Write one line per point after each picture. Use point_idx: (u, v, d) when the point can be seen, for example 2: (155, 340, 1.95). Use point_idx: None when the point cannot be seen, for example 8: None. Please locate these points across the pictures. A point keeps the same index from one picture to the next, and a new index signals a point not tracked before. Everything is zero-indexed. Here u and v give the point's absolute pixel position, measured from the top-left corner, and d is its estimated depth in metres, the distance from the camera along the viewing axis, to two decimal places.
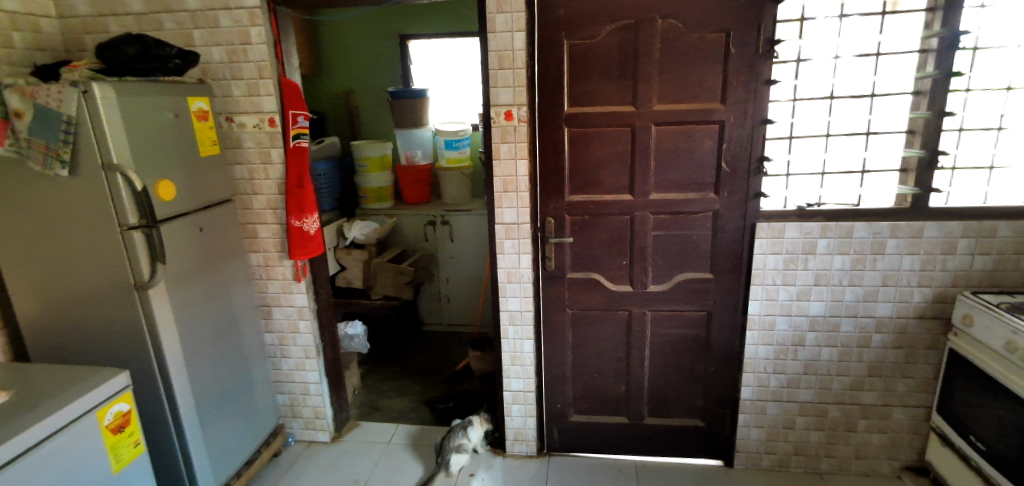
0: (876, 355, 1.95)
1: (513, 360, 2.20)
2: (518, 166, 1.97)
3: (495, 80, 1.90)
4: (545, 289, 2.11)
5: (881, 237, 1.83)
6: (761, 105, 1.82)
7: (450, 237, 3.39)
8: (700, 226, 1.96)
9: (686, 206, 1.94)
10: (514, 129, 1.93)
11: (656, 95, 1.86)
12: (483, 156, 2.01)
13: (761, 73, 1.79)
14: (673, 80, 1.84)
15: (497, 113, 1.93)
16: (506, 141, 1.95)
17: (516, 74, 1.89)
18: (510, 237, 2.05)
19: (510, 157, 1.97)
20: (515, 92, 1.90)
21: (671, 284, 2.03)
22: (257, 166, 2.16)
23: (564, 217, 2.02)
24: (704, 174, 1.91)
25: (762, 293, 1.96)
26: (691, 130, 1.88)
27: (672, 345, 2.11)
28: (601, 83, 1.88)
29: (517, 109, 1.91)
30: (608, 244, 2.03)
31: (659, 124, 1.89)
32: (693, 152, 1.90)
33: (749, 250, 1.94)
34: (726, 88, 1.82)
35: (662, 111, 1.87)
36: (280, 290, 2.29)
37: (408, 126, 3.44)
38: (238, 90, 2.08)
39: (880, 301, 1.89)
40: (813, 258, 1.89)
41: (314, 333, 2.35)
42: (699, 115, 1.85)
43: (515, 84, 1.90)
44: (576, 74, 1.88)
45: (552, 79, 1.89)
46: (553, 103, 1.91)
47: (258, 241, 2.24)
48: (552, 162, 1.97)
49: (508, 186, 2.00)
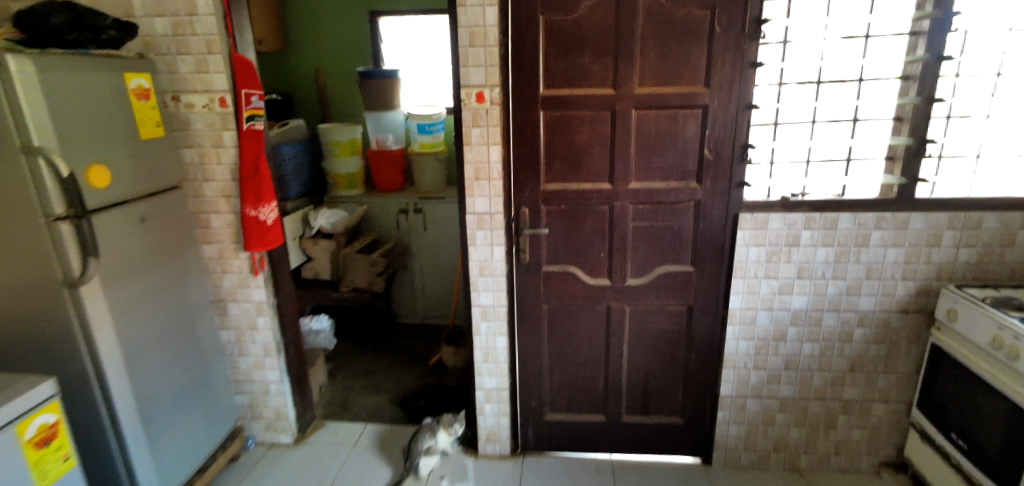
0: (858, 350, 1.90)
1: (486, 358, 2.10)
2: (490, 153, 1.85)
3: (466, 59, 1.77)
4: (519, 282, 2.01)
5: (866, 228, 1.77)
6: (747, 90, 1.72)
7: (424, 225, 3.26)
8: (682, 217, 1.87)
9: (669, 196, 1.85)
10: (486, 112, 1.81)
11: (636, 78, 1.76)
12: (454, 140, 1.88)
13: (747, 55, 1.69)
14: (656, 62, 1.74)
15: (468, 95, 1.80)
16: (478, 125, 1.82)
17: (488, 53, 1.75)
18: (482, 227, 1.93)
19: (482, 143, 1.84)
20: (488, 71, 1.77)
21: (650, 278, 1.95)
22: (209, 150, 1.99)
23: (540, 206, 1.91)
24: (686, 162, 1.81)
25: (744, 286, 1.88)
26: (672, 116, 1.78)
27: (652, 341, 2.03)
28: (579, 64, 1.76)
29: (489, 91, 1.78)
30: (586, 234, 1.93)
31: (639, 109, 1.78)
32: (674, 138, 1.80)
33: (732, 242, 1.86)
34: (711, 71, 1.72)
35: (642, 95, 1.76)
36: (236, 285, 2.15)
37: (380, 108, 3.27)
38: (184, 66, 1.90)
39: (864, 294, 1.83)
40: (796, 250, 1.82)
41: (274, 330, 2.23)
42: (682, 100, 1.75)
43: (487, 64, 1.77)
44: (554, 54, 1.76)
45: (527, 59, 1.77)
46: (527, 85, 1.79)
47: (212, 231, 2.08)
48: (528, 148, 1.85)
49: (479, 174, 1.88)
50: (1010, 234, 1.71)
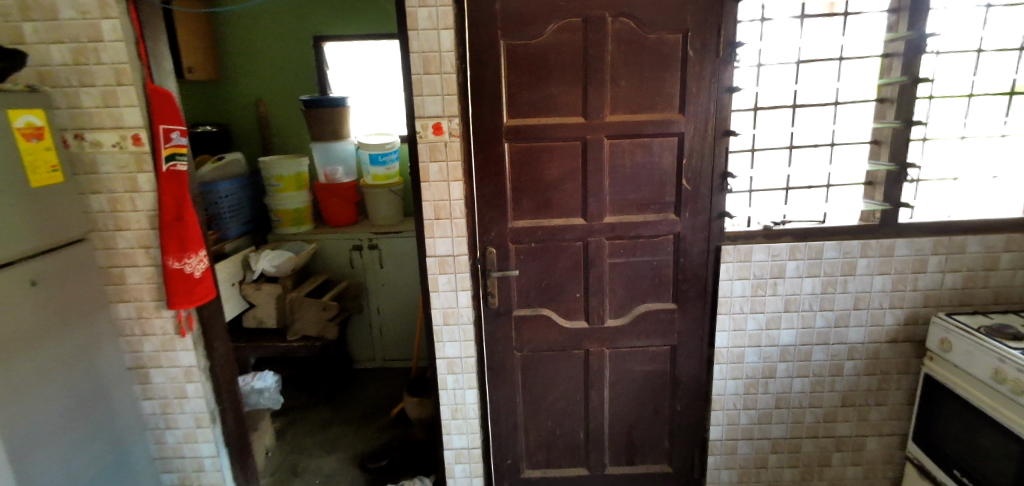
0: (849, 383, 1.80)
1: (455, 413, 1.87)
2: (451, 190, 1.66)
3: (420, 87, 1.58)
4: (488, 329, 1.82)
5: (852, 257, 1.68)
6: (724, 115, 1.61)
7: (380, 262, 3.02)
8: (661, 251, 1.74)
9: (647, 229, 1.71)
10: (445, 145, 1.62)
11: (607, 106, 1.62)
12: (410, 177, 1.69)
13: (723, 79, 1.59)
14: (628, 88, 1.61)
15: (424, 126, 1.61)
16: (437, 160, 1.63)
17: (446, 81, 1.58)
18: (444, 271, 1.73)
19: (441, 179, 1.65)
20: (445, 101, 1.59)
21: (631, 317, 1.79)
22: (121, 195, 1.70)
23: (508, 246, 1.73)
24: (664, 192, 1.68)
25: (730, 323, 1.76)
26: (647, 144, 1.65)
27: (634, 385, 1.86)
28: (546, 91, 1.61)
29: (447, 122, 1.60)
30: (559, 274, 1.76)
31: (612, 138, 1.65)
32: (650, 168, 1.67)
33: (714, 276, 1.74)
34: (687, 96, 1.60)
35: (615, 124, 1.63)
36: (159, 348, 1.84)
37: (328, 139, 3.04)
38: (89, 99, 1.62)
39: (852, 325, 1.74)
40: (782, 282, 1.71)
41: (207, 397, 1.92)
42: (657, 128, 1.63)
43: (445, 93, 1.59)
44: (517, 80, 1.61)
45: (488, 86, 1.61)
46: (490, 115, 1.63)
47: (127, 288, 1.79)
48: (493, 182, 1.68)
49: (439, 213, 1.68)
50: (993, 257, 1.67)
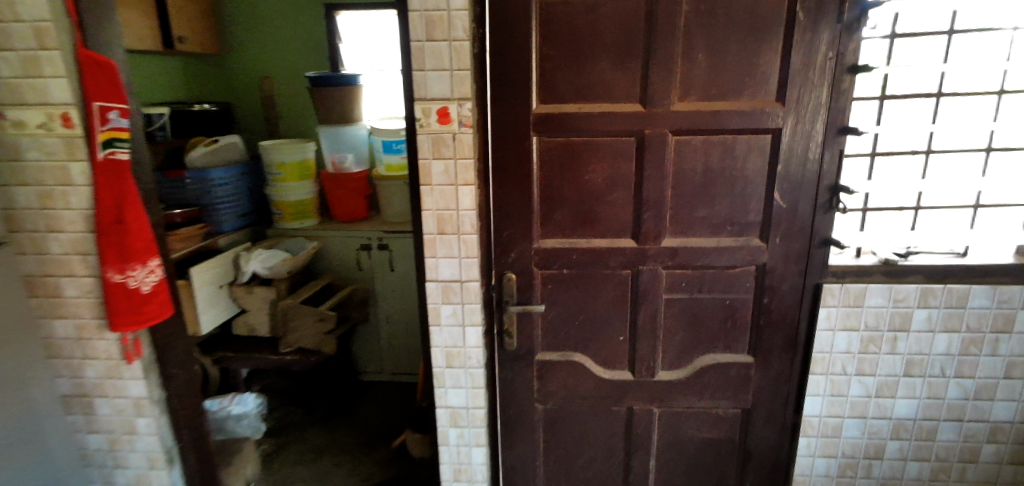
0: (985, 474, 1.33)
1: (457, 475, 1.48)
2: (459, 197, 1.26)
3: (421, 59, 1.18)
4: (502, 375, 1.42)
5: (1010, 307, 1.21)
6: (842, 105, 1.16)
7: (391, 264, 2.63)
8: (737, 287, 1.30)
9: (719, 257, 1.28)
10: (452, 137, 1.22)
11: (675, 88, 1.19)
12: (410, 178, 1.30)
13: (845, 54, 1.13)
14: (707, 64, 1.17)
15: (426, 111, 1.21)
16: (441, 157, 1.24)
17: (455, 51, 1.17)
18: (448, 301, 1.34)
19: (447, 183, 1.25)
20: (455, 78, 1.19)
21: (691, 371, 1.37)
22: (50, 188, 1.37)
23: (533, 271, 1.33)
24: (747, 209, 1.25)
25: (826, 386, 1.32)
26: (726, 142, 1.21)
27: (691, 453, 1.44)
28: (593, 69, 1.19)
29: (456, 107, 1.20)
30: (598, 310, 1.35)
31: (677, 134, 1.22)
32: (727, 175, 1.23)
33: (809, 323, 1.30)
34: (788, 77, 1.15)
35: (684, 114, 1.19)
36: (102, 375, 1.52)
37: (337, 122, 2.61)
38: (4, 67, 1.30)
39: (998, 400, 1.27)
40: (905, 338, 1.26)
41: (163, 434, 1.59)
42: (742, 121, 1.19)
43: (453, 67, 1.18)
44: (553, 54, 1.19)
45: (513, 60, 1.19)
46: (514, 99, 1.21)
47: (63, 303, 1.46)
48: (516, 190, 1.27)
49: (443, 226, 1.29)
50: None
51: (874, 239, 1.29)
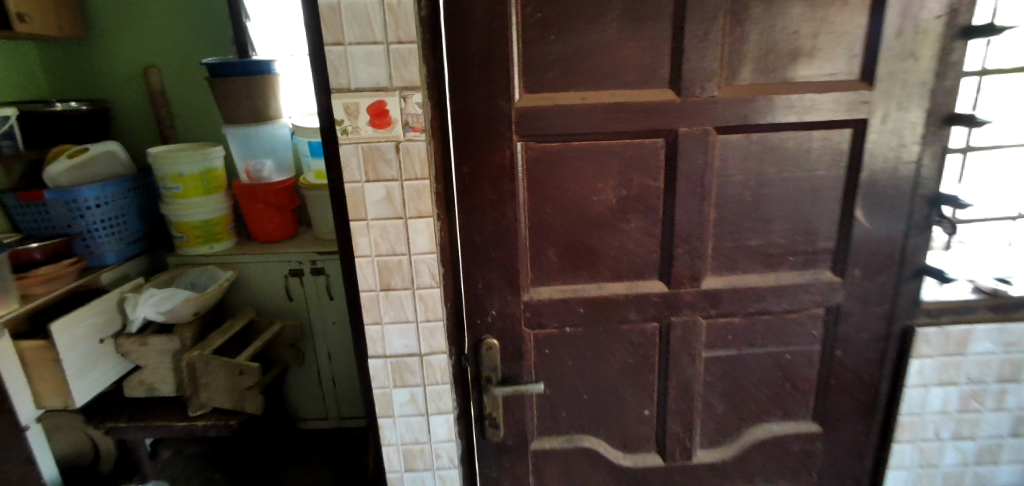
0: None
1: None
2: (411, 235, 0.85)
3: (338, 27, 0.75)
4: (486, 475, 1.02)
5: None
6: (949, 86, 0.81)
7: (329, 292, 2.13)
8: (799, 337, 0.96)
9: (778, 301, 0.93)
10: (395, 148, 0.80)
11: (720, 66, 0.80)
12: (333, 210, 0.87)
13: (961, 11, 0.78)
14: (767, 29, 0.79)
15: (352, 109, 0.79)
16: (378, 178, 0.82)
17: (390, 13, 0.75)
18: (403, 383, 0.93)
19: (390, 216, 0.84)
20: (392, 58, 0.77)
21: (739, 448, 1.02)
22: None
23: (523, 332, 0.93)
24: (816, 234, 0.90)
25: (915, 456, 1.03)
26: (792, 144, 0.85)
27: None
28: (600, 40, 0.80)
29: (397, 101, 0.78)
30: (616, 380, 0.98)
31: (721, 133, 0.84)
32: (791, 189, 0.87)
33: (894, 379, 0.99)
34: (880, 44, 0.79)
35: (734, 104, 0.81)
36: None
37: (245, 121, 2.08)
38: None
39: None
40: (1014, 393, 0.99)
41: None
42: (814, 112, 0.83)
43: (390, 40, 0.76)
44: (541, 17, 0.78)
45: (480, 26, 0.77)
46: (484, 87, 0.80)
47: None
48: (494, 222, 0.86)
49: (388, 280, 0.87)
50: None
51: (975, 267, 0.99)
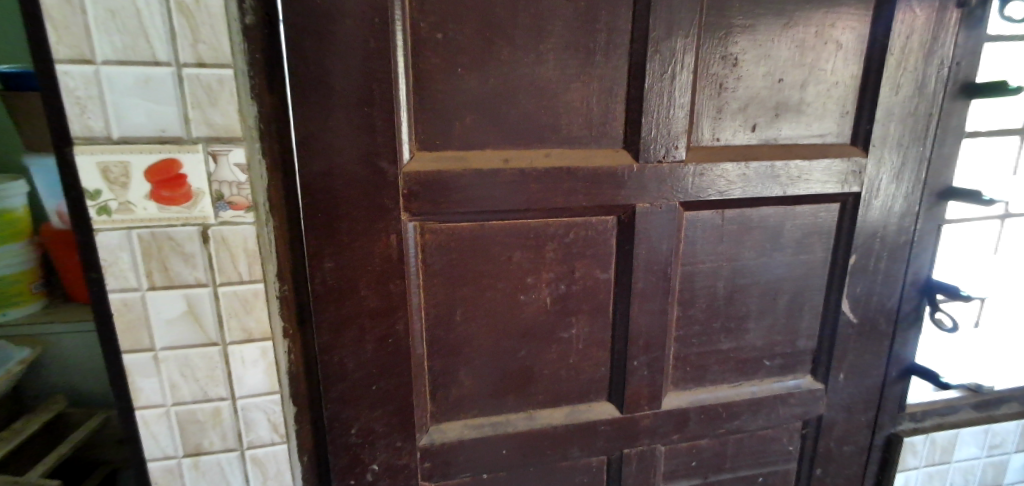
0: None
1: None
2: (233, 372, 0.54)
3: (83, 33, 0.43)
4: None
5: None
6: (946, 154, 0.68)
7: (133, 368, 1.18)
8: (776, 456, 0.76)
9: (756, 415, 0.72)
10: (201, 236, 0.49)
11: (690, 121, 0.59)
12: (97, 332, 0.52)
13: (959, 71, 0.65)
14: (750, 73, 0.60)
15: (117, 174, 0.46)
16: (171, 283, 0.50)
17: (181, 15, 0.44)
18: None
19: (198, 342, 0.52)
20: (189, 88, 0.45)
21: None
22: None
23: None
24: (798, 332, 0.71)
25: None
26: (774, 221, 0.65)
27: None
28: (533, 76, 0.55)
29: (200, 160, 0.47)
30: None
31: (688, 208, 0.62)
32: (771, 277, 0.67)
33: None
34: (876, 102, 0.63)
35: (705, 173, 0.60)
36: None
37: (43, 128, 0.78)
38: None
39: None
40: None
41: None
42: (801, 183, 0.64)
43: (181, 60, 0.45)
44: (445, 37, 0.52)
45: (347, 49, 0.49)
46: (354, 142, 0.51)
47: None
48: (376, 340, 0.58)
49: (195, 441, 0.55)
50: None
51: None
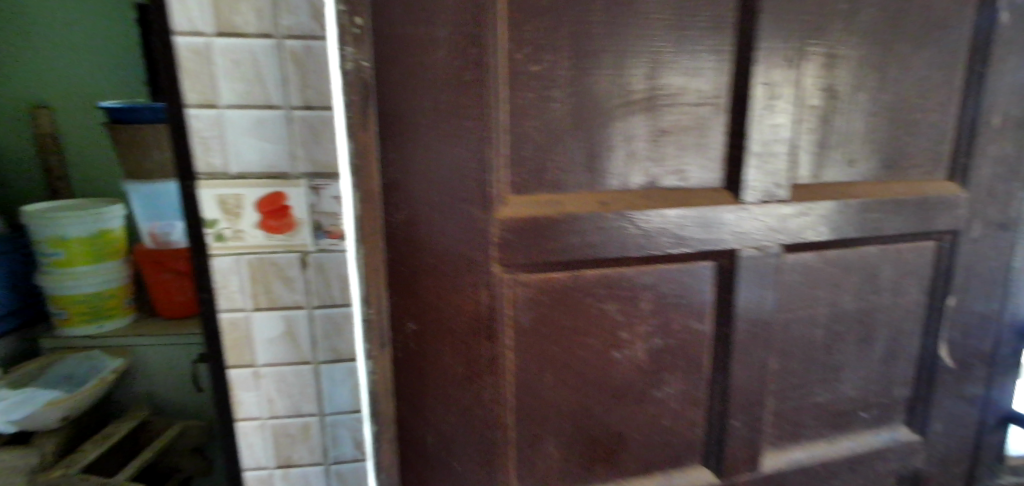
0: None
1: None
2: (323, 390, 0.58)
3: (209, 81, 0.48)
4: None
5: None
6: None
7: None
8: None
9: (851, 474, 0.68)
10: (300, 264, 0.54)
11: (796, 158, 0.57)
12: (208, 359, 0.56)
13: None
14: (853, 110, 0.58)
15: (230, 206, 0.51)
16: (273, 305, 0.55)
17: (294, 63, 0.48)
18: None
19: (293, 360, 0.57)
20: (295, 127, 0.50)
21: None
22: None
23: None
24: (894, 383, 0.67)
25: None
26: (874, 259, 0.63)
27: None
28: (627, 115, 0.53)
29: (301, 194, 0.51)
30: None
31: (790, 250, 0.60)
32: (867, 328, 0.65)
33: None
34: (974, 140, 0.62)
35: (808, 212, 0.59)
36: None
37: None
38: None
39: None
40: None
41: None
42: (898, 218, 0.62)
43: (291, 103, 0.49)
44: (543, 76, 0.50)
45: (439, 97, 0.49)
46: (448, 191, 0.51)
47: None
48: (459, 400, 0.57)
49: (287, 453, 0.60)
50: None
51: None
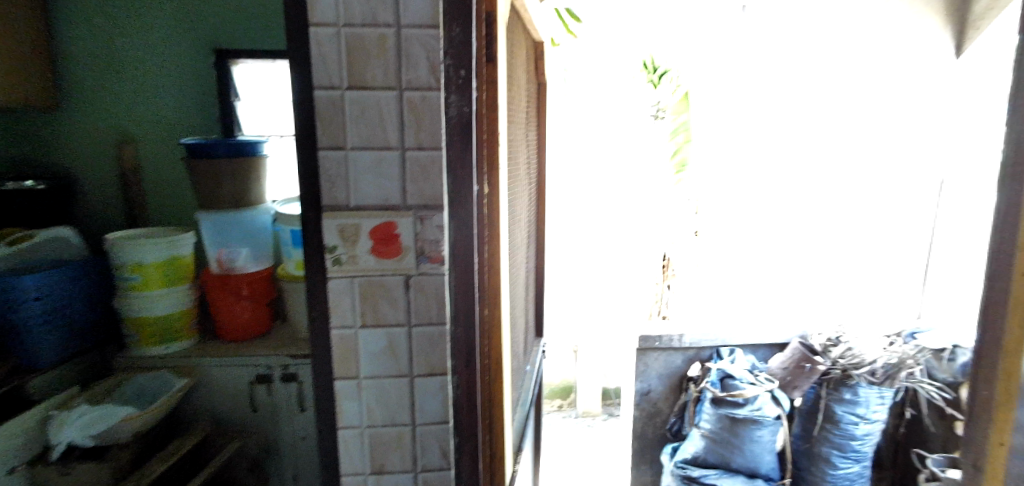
0: None
1: None
2: (417, 400, 0.63)
3: (340, 127, 0.56)
4: None
5: None
6: None
7: None
8: None
9: None
10: (406, 287, 0.60)
11: None
12: (322, 368, 0.63)
13: None
14: None
15: (351, 232, 0.58)
16: (379, 322, 0.61)
17: (410, 111, 0.56)
18: None
19: (393, 373, 0.62)
20: (411, 165, 0.57)
21: None
22: None
23: None
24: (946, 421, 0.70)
25: None
26: None
27: None
28: None
29: (411, 223, 0.58)
30: None
31: None
32: None
33: None
34: None
35: None
36: None
37: None
38: None
39: None
40: None
41: None
42: None
43: (407, 144, 0.56)
44: None
45: None
46: None
47: None
48: None
49: (381, 460, 0.65)
50: None
51: None
